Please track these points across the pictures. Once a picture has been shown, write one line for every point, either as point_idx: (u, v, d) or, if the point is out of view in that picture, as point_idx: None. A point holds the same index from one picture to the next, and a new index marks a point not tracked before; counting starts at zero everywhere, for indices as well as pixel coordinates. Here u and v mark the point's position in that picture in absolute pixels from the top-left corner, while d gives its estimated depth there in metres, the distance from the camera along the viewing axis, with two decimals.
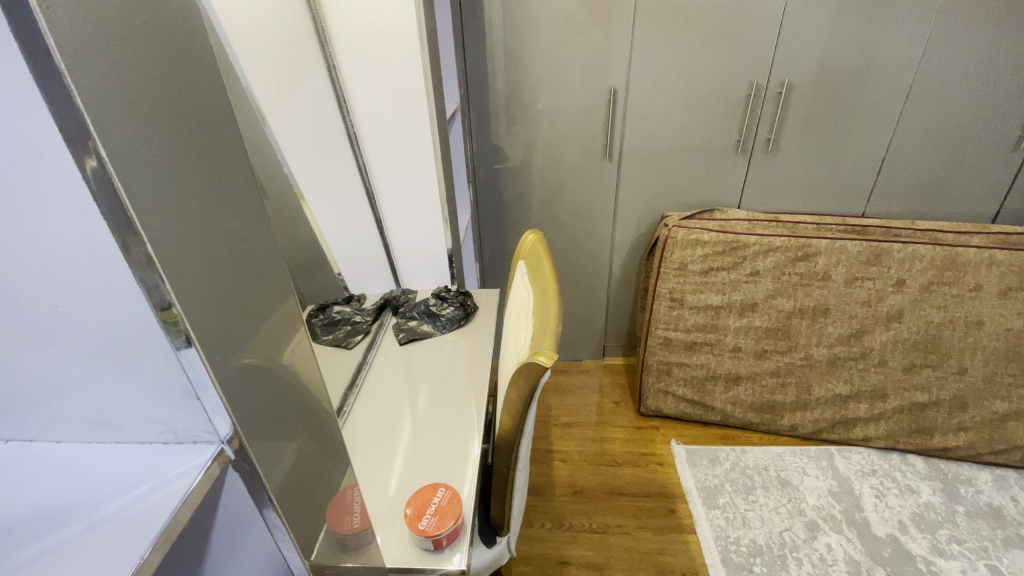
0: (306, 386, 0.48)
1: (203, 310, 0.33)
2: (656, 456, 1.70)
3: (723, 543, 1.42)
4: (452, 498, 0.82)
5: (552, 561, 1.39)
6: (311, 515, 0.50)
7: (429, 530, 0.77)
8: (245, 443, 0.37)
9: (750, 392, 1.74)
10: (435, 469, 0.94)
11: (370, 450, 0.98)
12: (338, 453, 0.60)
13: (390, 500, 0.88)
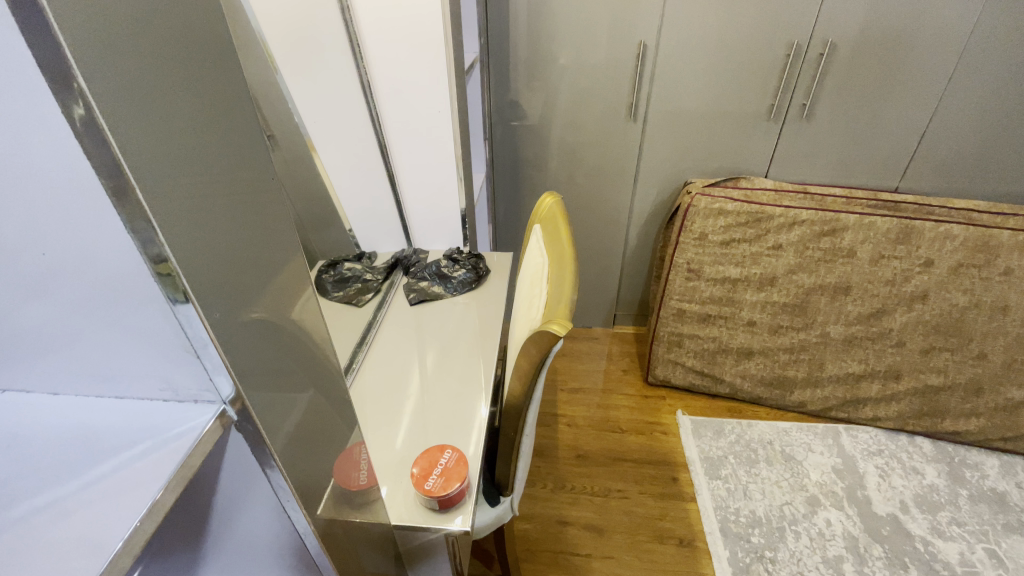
0: (314, 344, 0.47)
1: (201, 264, 0.31)
2: (661, 425, 1.70)
3: (722, 513, 1.44)
4: (458, 460, 0.82)
5: (552, 521, 1.42)
6: (317, 477, 0.49)
7: (435, 492, 0.78)
8: (247, 402, 0.36)
9: (760, 367, 1.72)
10: (442, 429, 0.94)
11: (376, 410, 0.98)
12: (346, 413, 0.59)
13: (396, 460, 0.89)
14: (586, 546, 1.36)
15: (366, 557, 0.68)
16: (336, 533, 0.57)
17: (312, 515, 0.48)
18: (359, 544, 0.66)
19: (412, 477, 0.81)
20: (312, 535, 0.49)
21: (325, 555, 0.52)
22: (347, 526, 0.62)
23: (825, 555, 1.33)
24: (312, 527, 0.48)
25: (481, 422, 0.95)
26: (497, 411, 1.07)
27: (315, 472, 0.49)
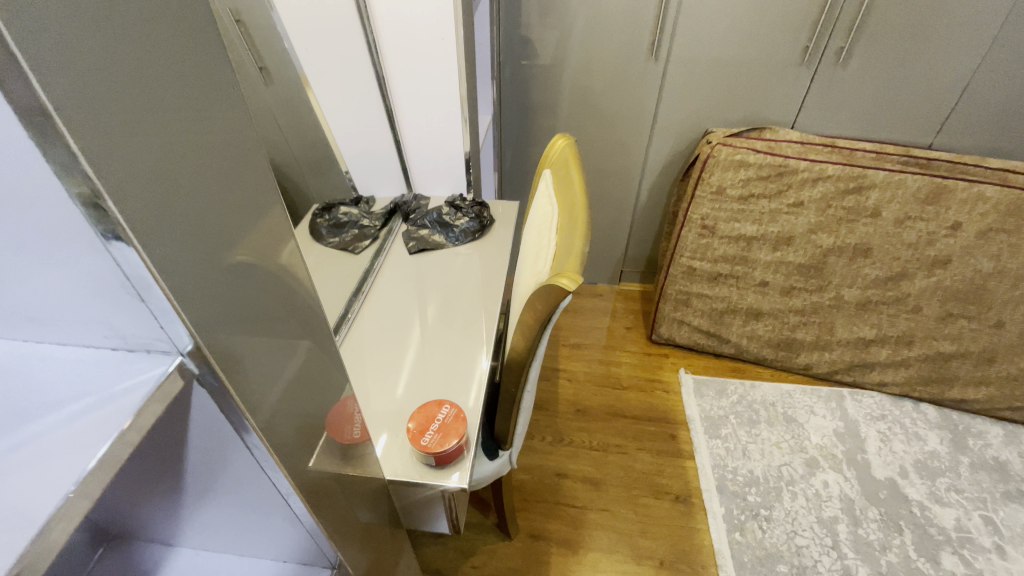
0: (298, 291, 0.42)
1: (140, 192, 0.25)
2: (663, 383, 1.68)
3: (720, 471, 1.44)
4: (456, 416, 0.79)
5: (550, 473, 1.43)
6: (302, 435, 0.45)
7: (432, 448, 0.75)
8: (210, 357, 0.31)
9: (769, 329, 1.68)
10: (441, 383, 0.91)
11: (369, 368, 0.94)
12: (337, 366, 0.55)
13: (392, 418, 0.86)
14: (583, 498, 1.37)
15: (360, 511, 0.66)
16: (328, 490, 0.54)
17: (295, 475, 0.44)
18: (353, 499, 0.64)
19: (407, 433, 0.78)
20: (297, 494, 0.46)
21: (312, 515, 0.49)
22: (341, 481, 0.60)
23: (820, 515, 1.33)
24: (297, 487, 0.45)
25: (482, 376, 0.92)
26: (499, 365, 1.04)
27: (300, 431, 0.45)
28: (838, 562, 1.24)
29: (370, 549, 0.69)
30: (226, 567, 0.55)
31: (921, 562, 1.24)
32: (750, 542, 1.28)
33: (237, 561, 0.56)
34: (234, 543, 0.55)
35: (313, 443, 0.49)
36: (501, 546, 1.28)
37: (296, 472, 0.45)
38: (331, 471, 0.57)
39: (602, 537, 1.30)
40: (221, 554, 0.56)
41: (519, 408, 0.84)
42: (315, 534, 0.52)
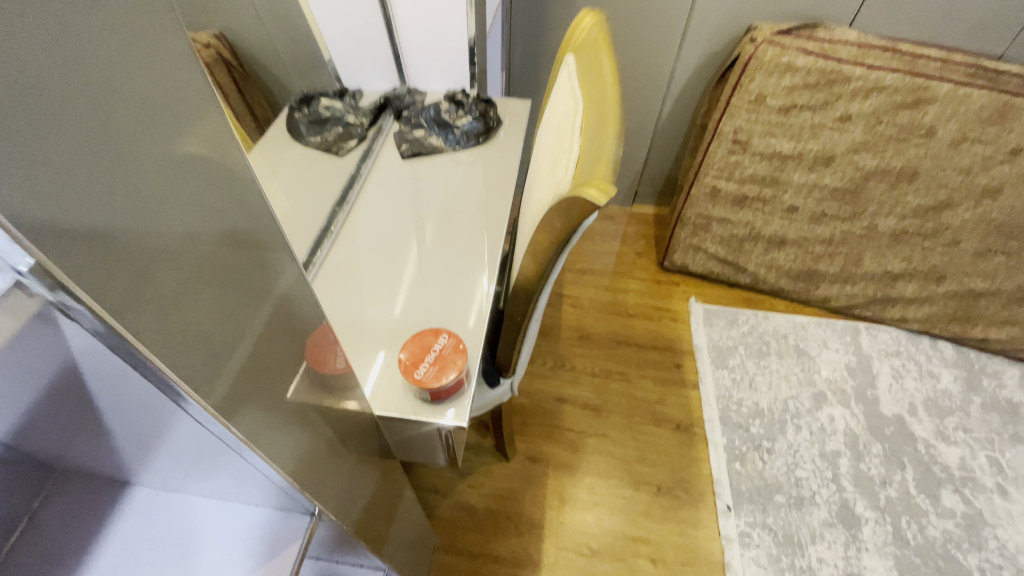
0: (229, 190, 0.31)
1: None
2: (671, 311, 1.60)
3: (724, 402, 1.39)
4: (455, 347, 0.71)
5: (549, 397, 1.39)
6: (243, 374, 0.36)
7: (429, 384, 0.67)
8: (65, 279, 0.22)
9: (789, 258, 1.58)
10: (439, 307, 0.82)
11: (348, 303, 0.81)
12: (302, 286, 0.45)
13: (381, 356, 0.76)
14: (582, 424, 1.34)
15: (345, 444, 0.60)
16: (299, 428, 0.47)
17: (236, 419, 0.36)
18: (337, 434, 0.57)
19: (400, 365, 0.70)
20: (247, 439, 0.38)
21: (272, 461, 0.41)
22: (321, 415, 0.53)
23: (823, 449, 1.31)
24: (241, 433, 0.37)
25: (483, 303, 0.82)
26: (503, 290, 0.94)
27: (241, 368, 0.36)
28: (836, 495, 1.23)
29: (356, 481, 0.63)
30: (198, 509, 0.49)
31: (919, 498, 1.23)
32: (750, 473, 1.27)
33: (211, 504, 0.49)
34: (205, 487, 0.48)
35: (267, 379, 0.40)
36: (499, 466, 1.27)
37: (239, 415, 0.37)
38: (309, 406, 0.49)
39: (600, 462, 1.28)
40: (190, 495, 0.49)
41: (524, 337, 0.75)
42: (285, 478, 0.45)
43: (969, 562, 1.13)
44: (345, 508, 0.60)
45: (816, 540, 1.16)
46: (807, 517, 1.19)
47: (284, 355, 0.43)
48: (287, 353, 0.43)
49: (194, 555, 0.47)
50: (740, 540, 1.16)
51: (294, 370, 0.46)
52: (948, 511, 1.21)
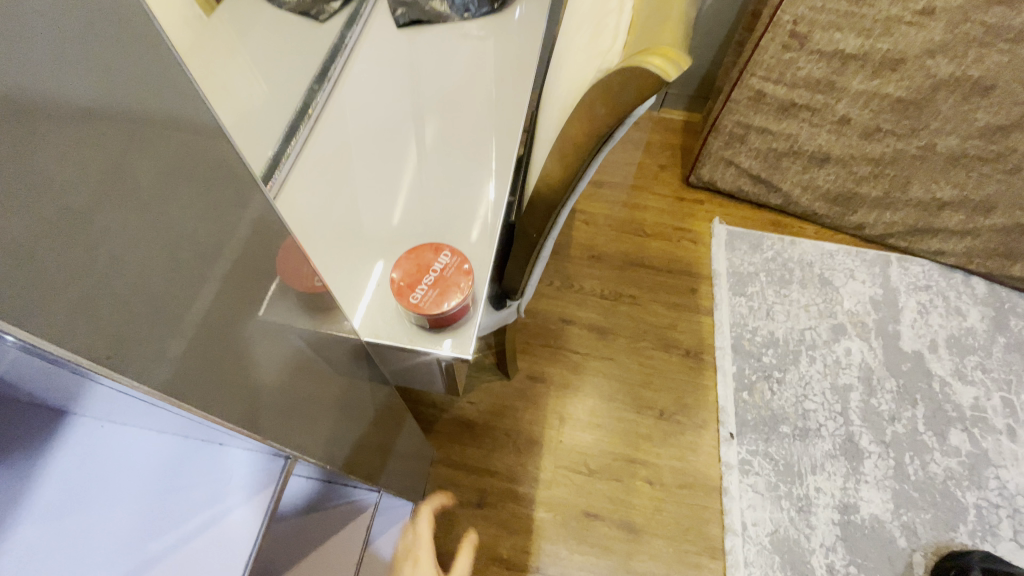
0: (124, 83, 0.24)
1: None
2: (691, 232, 1.48)
3: (738, 330, 1.32)
4: (459, 268, 0.61)
5: (553, 318, 1.32)
6: (169, 313, 0.30)
7: (427, 312, 0.58)
8: None
9: (829, 179, 1.42)
10: (436, 216, 0.73)
11: (312, 231, 0.69)
12: (253, 213, 0.38)
13: (355, 290, 0.65)
14: (587, 346, 1.28)
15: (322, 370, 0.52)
16: (247, 365, 0.40)
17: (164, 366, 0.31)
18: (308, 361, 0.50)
19: (392, 286, 0.60)
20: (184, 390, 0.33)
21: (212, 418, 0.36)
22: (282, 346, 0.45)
23: (835, 382, 1.27)
24: (169, 384, 0.31)
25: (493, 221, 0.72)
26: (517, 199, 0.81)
27: (169, 311, 0.30)
28: (842, 428, 1.20)
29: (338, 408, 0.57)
30: (157, 448, 0.40)
31: (926, 435, 1.21)
32: (757, 402, 1.23)
33: (169, 441, 0.41)
34: (164, 424, 0.39)
35: (207, 318, 0.34)
36: (500, 385, 1.23)
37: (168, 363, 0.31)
38: (266, 341, 0.42)
39: (603, 385, 1.24)
40: (148, 430, 0.40)
41: (538, 257, 0.65)
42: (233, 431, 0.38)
43: (967, 499, 1.13)
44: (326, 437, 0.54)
45: (816, 471, 1.15)
46: (809, 448, 1.18)
47: (230, 293, 0.36)
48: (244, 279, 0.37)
49: (151, 500, 0.39)
50: (740, 467, 1.15)
51: (250, 310, 0.39)
52: (953, 449, 1.19)
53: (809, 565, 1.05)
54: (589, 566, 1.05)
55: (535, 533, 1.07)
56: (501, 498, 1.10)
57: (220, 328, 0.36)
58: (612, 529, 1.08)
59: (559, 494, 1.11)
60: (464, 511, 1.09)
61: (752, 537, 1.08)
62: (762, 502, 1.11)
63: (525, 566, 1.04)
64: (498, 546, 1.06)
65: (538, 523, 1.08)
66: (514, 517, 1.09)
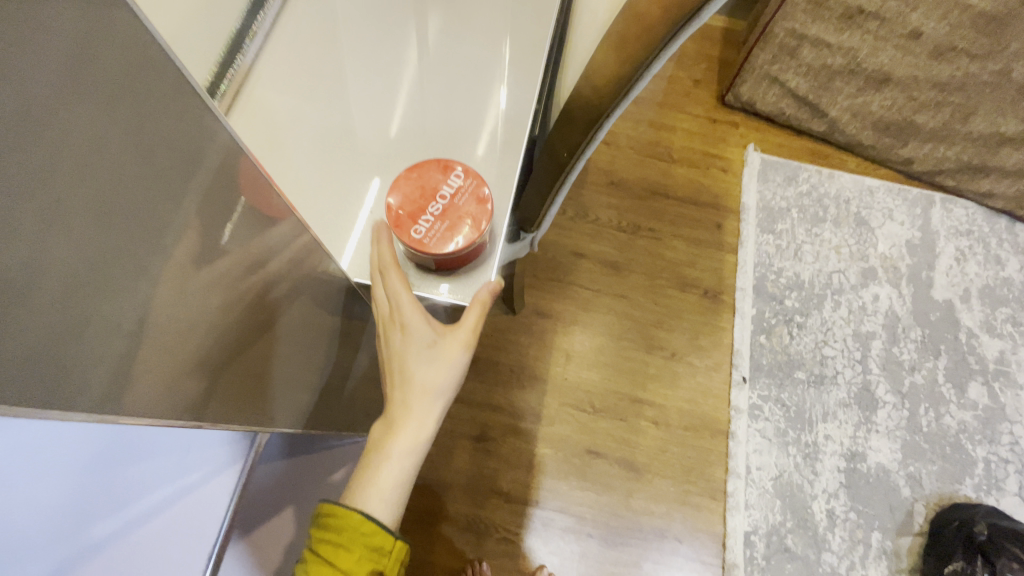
0: (120, 78, 0.23)
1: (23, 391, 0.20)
2: (722, 160, 1.33)
3: (762, 270, 1.23)
4: (473, 195, 0.53)
5: (564, 251, 1.21)
6: (136, 282, 0.26)
7: (435, 252, 0.51)
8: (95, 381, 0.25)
9: (885, 105, 1.25)
10: (440, 129, 0.62)
11: (275, 148, 0.58)
12: (205, 143, 0.31)
13: (341, 219, 0.57)
14: (597, 282, 1.19)
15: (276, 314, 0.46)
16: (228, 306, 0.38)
17: (123, 345, 0.26)
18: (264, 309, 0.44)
19: (391, 215, 0.53)
20: (142, 366, 0.28)
21: (163, 398, 0.31)
22: (235, 291, 0.38)
23: (857, 329, 1.20)
24: (127, 364, 0.27)
25: (504, 137, 0.62)
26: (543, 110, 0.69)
27: (124, 279, 0.25)
28: (860, 376, 1.16)
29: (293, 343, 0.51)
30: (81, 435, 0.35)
31: (945, 387, 1.16)
32: (774, 347, 1.17)
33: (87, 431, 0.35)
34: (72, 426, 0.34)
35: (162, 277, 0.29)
36: (505, 319, 1.16)
37: (127, 339, 0.26)
38: (217, 293, 0.36)
39: (613, 323, 1.17)
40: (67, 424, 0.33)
41: (565, 183, 0.56)
42: (181, 410, 0.34)
43: (976, 453, 1.11)
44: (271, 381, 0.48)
45: (827, 419, 1.12)
46: (823, 396, 1.13)
47: (188, 245, 0.31)
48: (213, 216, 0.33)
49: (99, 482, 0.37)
50: (750, 412, 1.11)
51: (229, 246, 0.36)
52: (970, 403, 1.15)
53: (809, 510, 1.05)
54: (589, 502, 1.04)
55: (535, 468, 1.06)
56: (503, 432, 1.08)
57: (176, 290, 0.30)
58: (614, 467, 1.06)
59: (561, 432, 1.08)
60: (465, 444, 1.07)
61: (756, 481, 1.06)
62: (769, 447, 1.09)
63: (524, 499, 1.04)
64: (497, 479, 1.04)
65: (539, 459, 1.06)
66: (515, 451, 1.06)
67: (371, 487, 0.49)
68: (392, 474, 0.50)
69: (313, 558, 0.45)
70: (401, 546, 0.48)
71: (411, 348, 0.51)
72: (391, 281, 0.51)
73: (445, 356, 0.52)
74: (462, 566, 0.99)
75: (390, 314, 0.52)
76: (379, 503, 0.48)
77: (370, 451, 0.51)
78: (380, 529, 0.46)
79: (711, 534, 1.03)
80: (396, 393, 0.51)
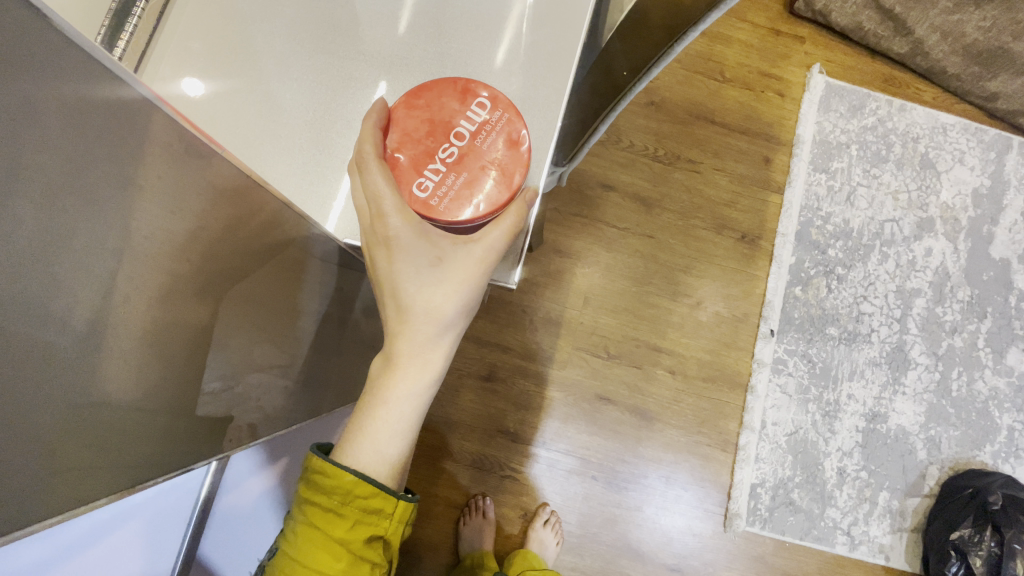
0: (79, 134, 0.20)
1: (80, 466, 0.24)
2: (780, 83, 1.15)
3: (808, 215, 1.11)
4: (501, 139, 0.42)
5: (592, 181, 1.09)
6: (140, 323, 0.26)
7: (445, 219, 0.41)
8: (125, 427, 0.27)
9: (982, 26, 1.02)
10: (463, 38, 0.49)
11: (242, 55, 0.45)
12: (153, 158, 0.25)
13: (326, 155, 0.47)
14: (624, 219, 1.08)
15: (259, 293, 0.39)
16: (227, 301, 0.35)
17: (26, 441, 0.20)
18: (249, 294, 0.37)
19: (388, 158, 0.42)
20: (63, 452, 0.23)
21: (101, 471, 0.26)
22: (209, 304, 0.32)
23: (902, 285, 1.10)
24: (37, 461, 0.21)
25: (536, 45, 0.49)
26: (602, 12, 0.55)
27: (9, 364, 0.19)
28: (895, 336, 1.08)
29: (276, 314, 0.43)
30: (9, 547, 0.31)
31: (983, 352, 1.09)
32: (808, 300, 1.08)
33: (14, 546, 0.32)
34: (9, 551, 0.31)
35: (88, 338, 0.23)
36: None
37: (33, 429, 0.20)
38: (186, 322, 0.30)
39: (636, 265, 1.07)
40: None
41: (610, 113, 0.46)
42: (128, 475, 0.29)
43: (1001, 421, 1.07)
44: (251, 354, 0.41)
45: (853, 377, 1.06)
46: (853, 353, 1.07)
47: (120, 297, 0.24)
48: (189, 217, 0.28)
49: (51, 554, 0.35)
50: (773, 366, 1.06)
51: (230, 243, 0.33)
52: (1006, 368, 1.09)
53: (820, 467, 1.03)
54: (596, 446, 1.02)
55: (542, 410, 1.02)
56: (512, 373, 1.03)
57: (112, 349, 0.24)
58: (624, 414, 1.03)
59: (572, 375, 1.03)
60: (471, 383, 1.02)
61: (769, 435, 1.03)
62: (788, 403, 1.04)
63: (529, 439, 1.01)
64: (504, 419, 1.01)
65: (548, 401, 1.02)
66: (524, 393, 1.02)
67: (364, 438, 0.41)
68: (391, 424, 0.41)
69: (303, 521, 0.40)
70: (406, 506, 0.42)
71: (405, 269, 0.41)
72: (371, 179, 0.39)
73: (452, 276, 0.41)
74: (465, 501, 1.00)
75: (373, 225, 0.41)
76: (374, 459, 0.41)
77: (365, 394, 0.42)
78: (378, 490, 0.40)
79: (717, 484, 1.02)
80: (393, 324, 0.42)
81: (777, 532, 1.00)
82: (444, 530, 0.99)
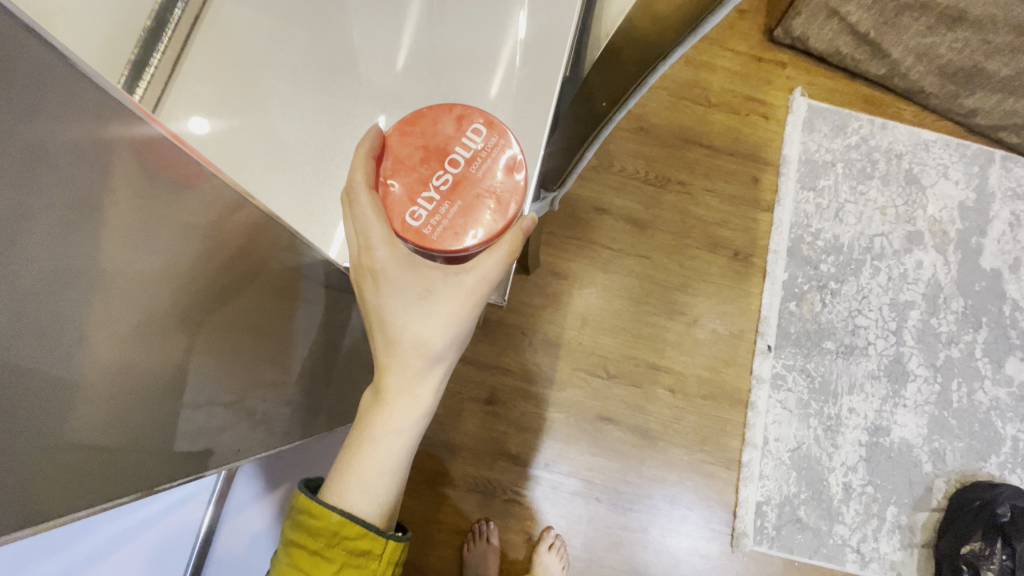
0: (97, 168, 0.22)
1: (64, 479, 0.25)
2: (764, 106, 1.20)
3: (798, 232, 1.14)
4: (492, 167, 0.45)
5: (586, 206, 1.12)
6: (131, 342, 0.27)
7: (436, 250, 0.43)
8: (112, 441, 0.28)
9: (954, 47, 1.06)
10: (455, 74, 0.53)
11: (249, 98, 0.49)
12: (160, 190, 0.27)
13: (327, 186, 0.49)
14: (618, 240, 1.11)
15: (257, 318, 0.41)
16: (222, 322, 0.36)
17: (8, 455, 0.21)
18: (245, 316, 0.39)
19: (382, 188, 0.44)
20: (41, 468, 0.23)
21: (83, 484, 0.26)
22: (202, 326, 0.34)
23: (896, 298, 1.12)
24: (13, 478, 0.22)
25: (522, 81, 0.53)
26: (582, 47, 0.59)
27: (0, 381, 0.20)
28: (892, 348, 1.09)
29: (274, 338, 0.45)
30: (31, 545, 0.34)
31: (981, 362, 1.10)
32: (803, 315, 1.10)
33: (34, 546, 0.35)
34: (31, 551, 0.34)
35: (78, 357, 0.24)
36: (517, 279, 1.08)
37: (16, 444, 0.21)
38: (177, 342, 0.32)
39: (631, 285, 1.09)
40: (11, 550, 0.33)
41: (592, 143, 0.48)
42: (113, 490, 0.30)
43: (1005, 431, 1.06)
44: (250, 376, 0.42)
45: (853, 391, 1.07)
46: (851, 367, 1.08)
47: (109, 315, 0.25)
48: (186, 241, 0.30)
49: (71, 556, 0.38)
50: (772, 382, 1.06)
51: (226, 268, 0.35)
52: (1006, 378, 1.09)
53: (825, 483, 1.02)
54: (598, 467, 1.02)
55: (543, 432, 1.02)
56: (513, 396, 1.04)
57: (104, 367, 0.26)
58: (626, 434, 1.03)
59: (572, 396, 1.04)
60: (472, 407, 1.03)
61: (772, 452, 1.03)
62: (789, 419, 1.04)
63: (530, 462, 1.01)
64: (505, 442, 1.02)
65: (549, 423, 1.03)
66: (524, 416, 1.03)
67: (355, 475, 0.42)
68: (380, 461, 0.42)
69: (288, 563, 0.40)
70: (397, 546, 0.42)
71: (394, 303, 0.43)
72: (362, 211, 0.42)
73: (440, 307, 0.43)
74: (468, 527, 0.99)
75: (362, 256, 0.43)
76: (365, 499, 0.42)
77: (357, 428, 0.44)
78: (366, 531, 0.41)
79: (722, 503, 1.01)
80: (383, 357, 0.44)
81: (785, 551, 0.99)
82: (448, 556, 0.98)
